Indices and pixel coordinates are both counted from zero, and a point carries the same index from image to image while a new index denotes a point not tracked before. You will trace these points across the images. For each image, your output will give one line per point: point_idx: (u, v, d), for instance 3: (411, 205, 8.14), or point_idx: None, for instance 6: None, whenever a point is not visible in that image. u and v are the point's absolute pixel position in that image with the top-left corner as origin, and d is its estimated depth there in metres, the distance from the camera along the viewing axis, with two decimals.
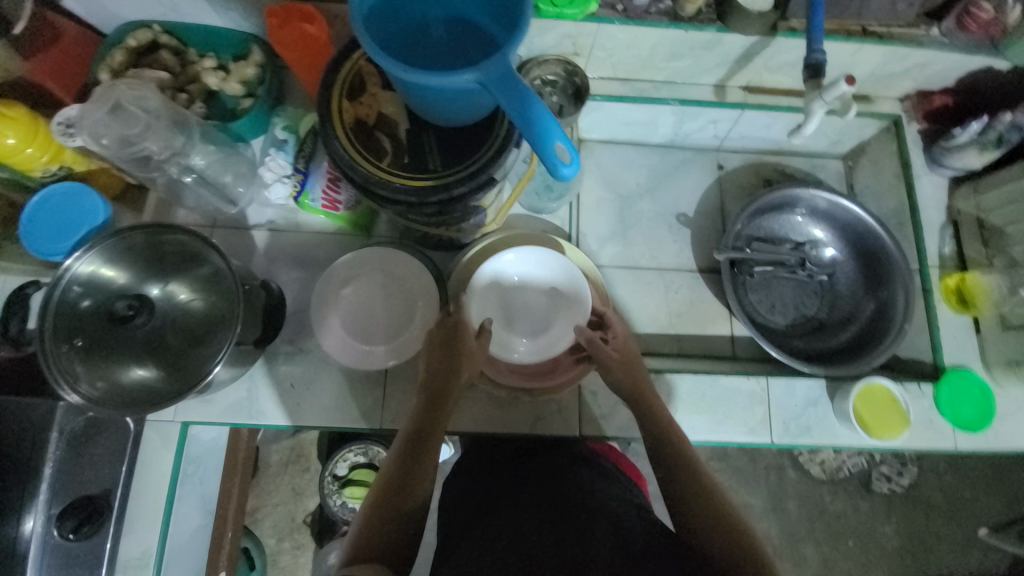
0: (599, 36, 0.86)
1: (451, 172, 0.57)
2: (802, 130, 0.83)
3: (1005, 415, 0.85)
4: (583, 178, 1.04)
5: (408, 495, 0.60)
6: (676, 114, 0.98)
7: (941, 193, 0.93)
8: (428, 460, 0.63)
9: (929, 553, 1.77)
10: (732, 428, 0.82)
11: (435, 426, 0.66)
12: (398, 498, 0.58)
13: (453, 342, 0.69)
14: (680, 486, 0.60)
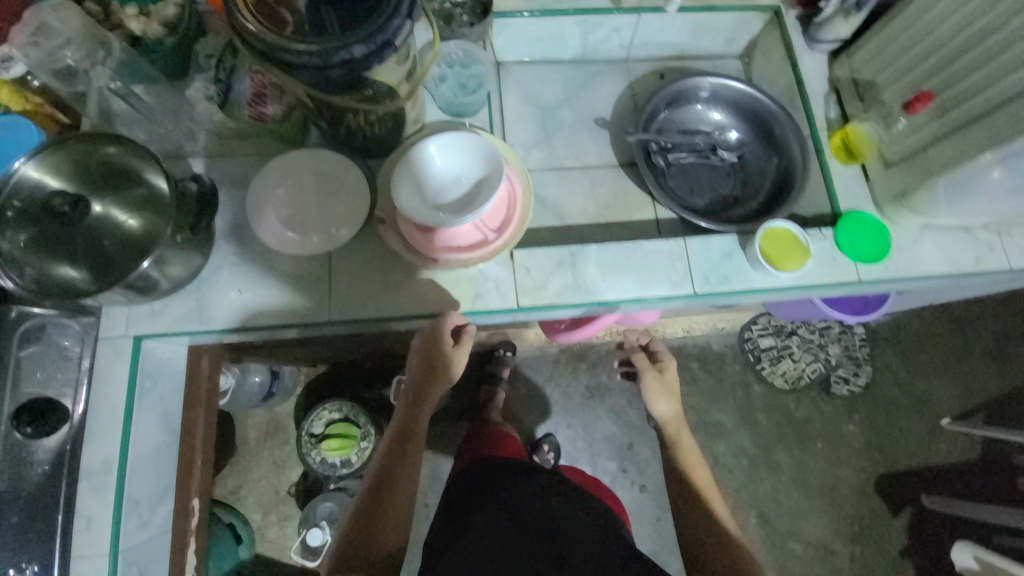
0: None
1: (346, 37, 0.63)
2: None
3: (902, 247, 0.94)
4: (505, 95, 1.12)
5: (392, 511, 0.80)
6: (580, 24, 1.07)
7: (822, 67, 1.03)
8: (399, 491, 0.82)
9: (895, 447, 1.87)
10: (657, 285, 0.90)
11: (400, 467, 0.84)
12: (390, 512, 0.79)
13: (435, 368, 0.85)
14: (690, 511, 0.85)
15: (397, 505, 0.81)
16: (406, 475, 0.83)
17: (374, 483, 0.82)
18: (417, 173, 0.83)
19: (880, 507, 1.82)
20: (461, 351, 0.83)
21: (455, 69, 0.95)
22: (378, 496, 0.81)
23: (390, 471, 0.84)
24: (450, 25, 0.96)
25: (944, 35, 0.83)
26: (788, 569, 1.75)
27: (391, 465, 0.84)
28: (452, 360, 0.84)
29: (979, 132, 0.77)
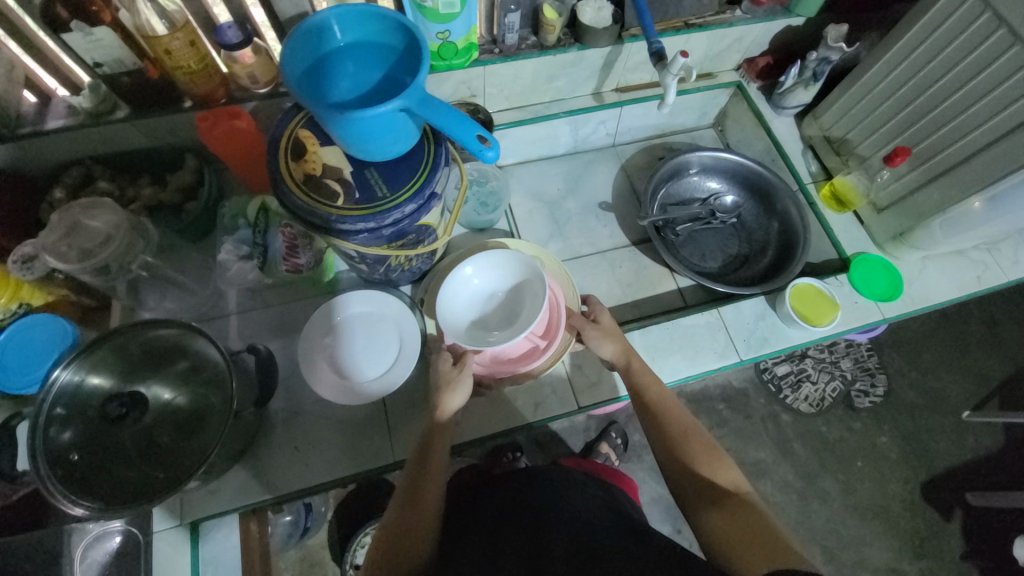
0: (488, 75, 1.02)
1: (395, 197, 0.66)
2: (665, 104, 0.98)
3: (913, 280, 1.00)
4: (511, 196, 1.17)
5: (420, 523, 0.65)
6: (570, 123, 1.16)
7: (792, 128, 1.16)
8: (430, 502, 0.67)
9: (930, 450, 1.89)
10: (705, 358, 0.92)
11: (427, 473, 0.69)
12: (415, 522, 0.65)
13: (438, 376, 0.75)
14: (678, 446, 0.71)
15: (427, 516, 0.66)
16: (437, 487, 0.69)
17: (402, 501, 0.67)
18: (461, 295, 0.85)
19: (935, 516, 1.80)
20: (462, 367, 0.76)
21: (474, 189, 1.03)
22: (404, 501, 0.67)
23: (416, 479, 0.69)
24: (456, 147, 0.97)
25: (908, 93, 0.91)
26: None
27: (419, 476, 0.69)
28: (454, 385, 0.74)
29: (963, 175, 0.85)
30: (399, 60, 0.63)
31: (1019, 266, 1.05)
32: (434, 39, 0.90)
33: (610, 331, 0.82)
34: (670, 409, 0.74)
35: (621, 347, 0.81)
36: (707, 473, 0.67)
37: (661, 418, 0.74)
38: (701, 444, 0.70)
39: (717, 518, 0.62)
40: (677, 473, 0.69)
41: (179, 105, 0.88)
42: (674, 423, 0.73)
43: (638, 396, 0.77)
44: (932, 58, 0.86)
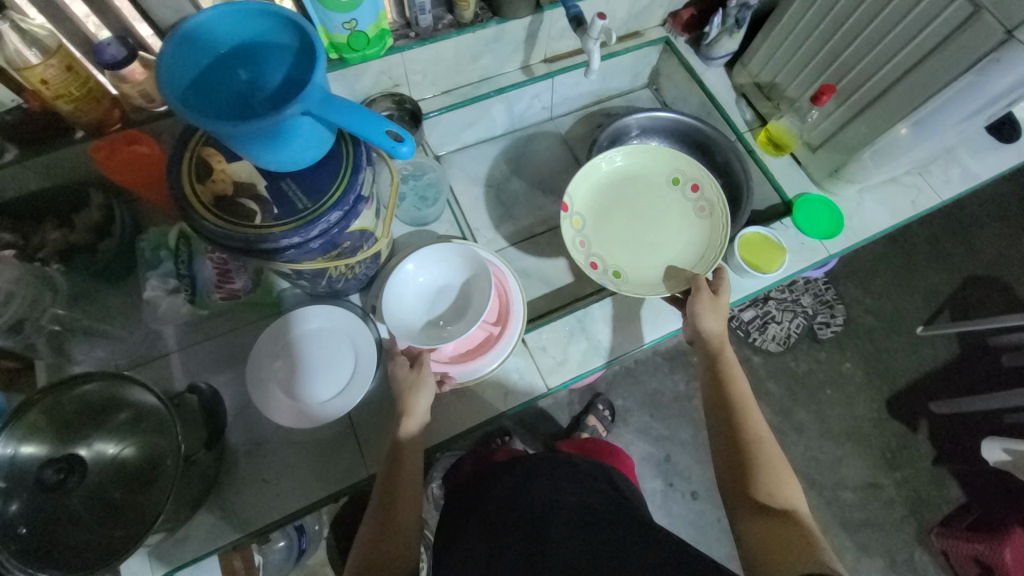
0: (408, 62, 0.97)
1: (319, 206, 0.62)
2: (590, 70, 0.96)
3: (852, 214, 1.03)
4: (454, 185, 1.14)
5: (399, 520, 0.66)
6: (503, 102, 1.12)
7: (723, 78, 1.15)
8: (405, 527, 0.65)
9: (890, 368, 2.00)
10: (664, 320, 0.93)
11: (398, 493, 0.67)
12: (394, 524, 0.65)
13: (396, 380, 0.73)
14: (753, 457, 0.73)
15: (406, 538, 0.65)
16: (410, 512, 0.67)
17: (380, 500, 0.67)
18: (408, 290, 0.83)
19: (901, 428, 1.92)
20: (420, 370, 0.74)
21: (410, 183, 0.99)
22: (377, 532, 0.64)
23: (392, 481, 0.68)
24: None
25: (827, 30, 0.92)
26: (850, 518, 1.81)
27: (392, 475, 0.69)
28: (417, 387, 0.73)
29: (886, 106, 0.86)
30: (291, 58, 0.58)
31: (949, 185, 1.10)
32: (341, 30, 0.85)
33: (719, 310, 0.84)
34: (747, 414, 0.78)
35: (719, 340, 0.85)
36: (763, 488, 0.71)
37: (742, 419, 0.77)
38: (768, 456, 0.73)
39: (758, 524, 0.67)
40: (738, 473, 0.73)
41: (70, 136, 0.80)
42: (750, 428, 0.76)
43: (728, 390, 0.81)
44: None
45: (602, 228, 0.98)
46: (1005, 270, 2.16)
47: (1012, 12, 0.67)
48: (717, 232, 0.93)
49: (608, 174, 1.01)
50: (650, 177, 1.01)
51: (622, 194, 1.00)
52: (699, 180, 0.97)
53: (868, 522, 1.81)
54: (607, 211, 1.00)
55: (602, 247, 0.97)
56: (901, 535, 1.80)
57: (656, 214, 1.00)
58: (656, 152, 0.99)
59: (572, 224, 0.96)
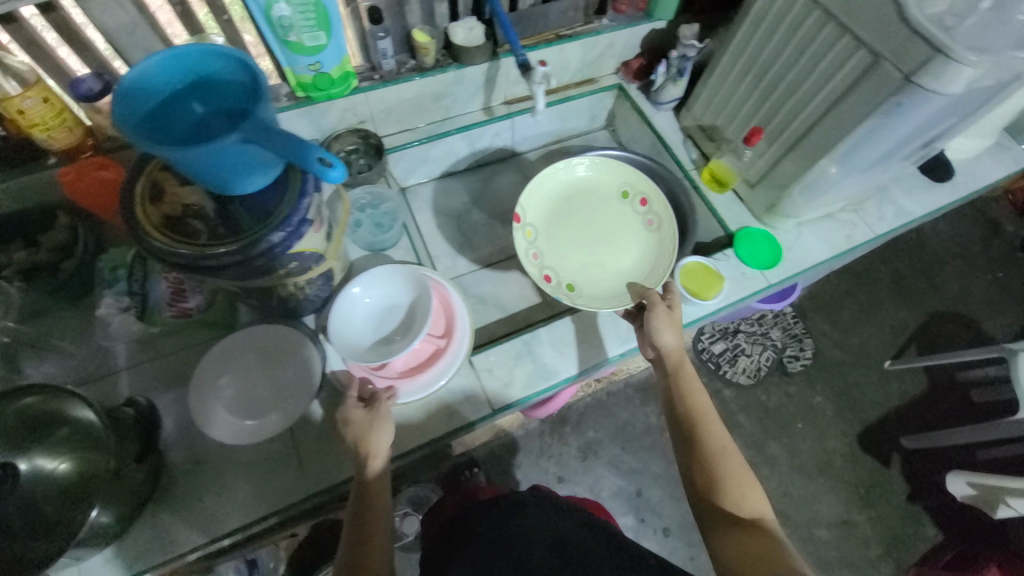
0: (373, 102, 1.04)
1: (260, 228, 0.66)
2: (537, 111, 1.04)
3: (790, 246, 1.09)
4: (418, 215, 1.20)
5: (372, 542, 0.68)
6: (465, 139, 1.20)
7: (671, 121, 1.24)
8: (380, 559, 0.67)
9: (860, 403, 2.01)
10: (610, 344, 0.97)
11: (367, 528, 0.68)
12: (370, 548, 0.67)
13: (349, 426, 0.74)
14: (719, 468, 0.77)
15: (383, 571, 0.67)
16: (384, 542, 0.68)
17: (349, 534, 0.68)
18: (352, 309, 0.85)
19: (874, 464, 1.92)
20: (378, 410, 0.75)
21: (369, 211, 1.05)
22: (352, 566, 0.65)
23: (360, 511, 0.70)
24: (355, 171, 1.06)
25: (754, 79, 1.00)
26: (825, 556, 1.78)
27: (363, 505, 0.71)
28: (374, 428, 0.74)
29: (808, 146, 0.93)
30: (244, 92, 0.63)
31: (883, 221, 1.17)
32: (306, 71, 0.92)
33: (676, 326, 0.86)
34: (705, 425, 0.80)
35: (672, 352, 0.87)
36: (732, 502, 0.74)
37: (706, 431, 0.80)
38: (729, 465, 0.77)
39: (732, 537, 0.71)
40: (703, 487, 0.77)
41: (42, 162, 0.85)
42: (709, 439, 0.79)
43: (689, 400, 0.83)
44: (766, 46, 0.95)
45: (555, 238, 1.09)
46: (969, 308, 2.21)
47: (906, 59, 0.73)
48: (664, 243, 1.03)
49: (561, 190, 1.11)
50: (602, 192, 1.12)
51: (577, 205, 1.12)
52: (646, 195, 1.08)
53: (843, 561, 1.78)
54: (560, 223, 1.10)
55: (554, 257, 1.07)
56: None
57: (607, 225, 1.11)
58: (608, 167, 1.12)
59: (525, 236, 1.05)
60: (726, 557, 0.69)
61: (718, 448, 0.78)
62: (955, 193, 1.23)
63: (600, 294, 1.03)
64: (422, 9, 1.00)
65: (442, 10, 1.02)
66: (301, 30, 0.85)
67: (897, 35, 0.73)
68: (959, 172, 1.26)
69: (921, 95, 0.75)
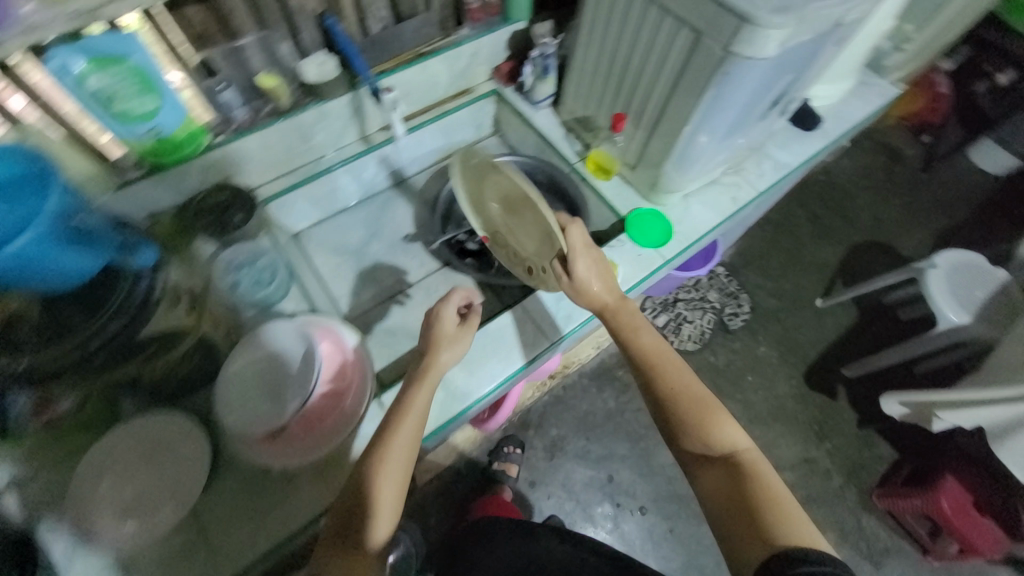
0: (235, 155, 1.00)
1: (95, 319, 0.71)
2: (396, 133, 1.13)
3: (680, 219, 1.12)
4: (316, 258, 1.18)
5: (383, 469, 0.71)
6: (348, 172, 1.17)
7: (552, 117, 1.25)
8: (393, 496, 0.70)
9: (801, 344, 2.09)
10: (519, 352, 0.96)
11: (390, 446, 0.72)
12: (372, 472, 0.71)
13: (428, 337, 0.84)
14: (680, 411, 0.78)
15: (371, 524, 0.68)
16: (395, 470, 0.70)
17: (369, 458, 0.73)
18: (256, 361, 0.85)
19: (824, 400, 1.99)
20: (466, 329, 0.85)
21: (239, 273, 0.94)
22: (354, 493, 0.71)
23: (382, 440, 0.74)
24: (218, 227, 0.95)
25: (608, 66, 1.02)
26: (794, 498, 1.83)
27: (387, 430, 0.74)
28: (455, 340, 0.84)
29: (667, 123, 0.96)
30: (13, 187, 0.67)
31: (763, 177, 1.22)
32: (146, 138, 0.88)
33: (589, 259, 0.87)
34: (659, 374, 0.81)
35: (604, 303, 0.87)
36: (702, 441, 0.76)
37: (659, 374, 0.81)
38: (692, 405, 0.78)
39: (708, 477, 0.74)
40: (674, 433, 0.78)
41: None
42: (665, 385, 0.80)
43: (634, 348, 0.84)
44: (609, 33, 0.97)
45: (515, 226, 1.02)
46: (887, 234, 2.28)
47: (721, 31, 0.75)
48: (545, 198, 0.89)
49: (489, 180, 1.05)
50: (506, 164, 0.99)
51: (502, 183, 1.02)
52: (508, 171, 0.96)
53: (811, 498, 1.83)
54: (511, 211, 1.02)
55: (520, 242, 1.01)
56: (846, 504, 1.81)
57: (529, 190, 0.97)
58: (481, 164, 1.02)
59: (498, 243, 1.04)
60: (707, 494, 0.73)
61: (674, 392, 0.79)
62: (827, 138, 1.29)
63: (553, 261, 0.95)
64: (262, 52, 0.97)
65: (286, 50, 1.00)
66: (126, 97, 0.81)
67: (708, 10, 0.75)
68: (829, 117, 1.32)
69: (743, 63, 0.77)
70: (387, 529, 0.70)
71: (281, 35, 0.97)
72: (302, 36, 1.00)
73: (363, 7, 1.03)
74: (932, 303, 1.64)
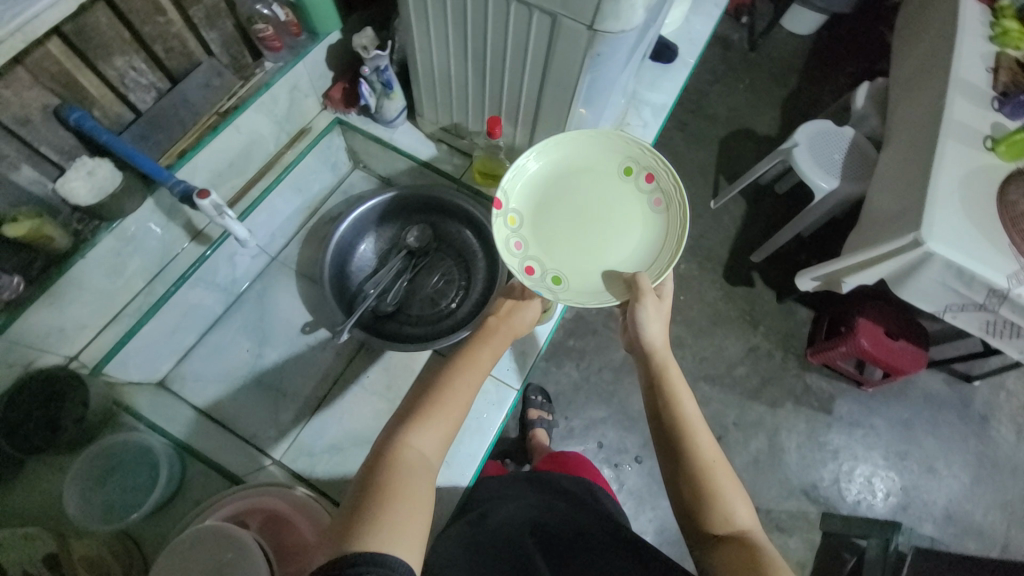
0: (24, 336, 0.73)
1: None
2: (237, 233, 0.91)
3: None
4: (203, 398, 0.97)
5: (445, 404, 0.64)
6: (197, 285, 0.94)
7: (413, 133, 1.09)
8: (456, 418, 0.65)
9: (713, 246, 1.90)
10: (488, 409, 1.00)
11: (451, 393, 0.66)
12: (434, 400, 0.64)
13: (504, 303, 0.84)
14: (693, 466, 0.65)
15: (424, 448, 0.60)
16: (467, 396, 0.67)
17: (421, 400, 0.65)
18: (186, 571, 0.62)
19: (745, 292, 1.82)
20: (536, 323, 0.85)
21: (114, 480, 0.76)
22: (394, 436, 0.60)
23: (435, 388, 0.67)
24: (48, 421, 0.73)
25: (458, 66, 0.87)
26: (747, 389, 1.68)
27: (443, 377, 0.69)
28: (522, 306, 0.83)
29: (549, 116, 0.86)
30: None
31: (648, 128, 1.18)
32: None
33: (660, 315, 0.76)
34: (695, 440, 0.67)
35: (654, 345, 0.76)
36: (714, 517, 0.62)
37: (682, 421, 0.68)
38: (726, 491, 0.63)
39: (720, 554, 0.59)
40: (690, 507, 0.64)
41: None
42: (697, 458, 0.65)
43: (663, 380, 0.73)
44: (446, 31, 0.81)
45: (544, 226, 0.79)
46: (745, 119, 2.14)
47: (581, 11, 0.64)
48: (672, 234, 0.77)
49: (553, 164, 0.80)
50: (596, 170, 0.80)
51: (559, 194, 0.80)
52: (655, 169, 0.78)
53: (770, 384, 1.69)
54: (554, 206, 0.80)
55: (542, 248, 0.79)
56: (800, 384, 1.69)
57: (605, 213, 0.80)
58: (604, 137, 0.79)
59: (506, 224, 0.78)
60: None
61: (709, 470, 0.64)
62: (688, 64, 1.26)
63: (593, 290, 0.77)
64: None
65: (29, 177, 0.71)
66: None
67: None
68: (680, 41, 1.30)
69: (613, 39, 0.68)
70: (433, 467, 0.60)
71: (12, 162, 0.69)
72: (42, 151, 0.71)
73: (113, 82, 0.75)
74: (804, 176, 1.56)
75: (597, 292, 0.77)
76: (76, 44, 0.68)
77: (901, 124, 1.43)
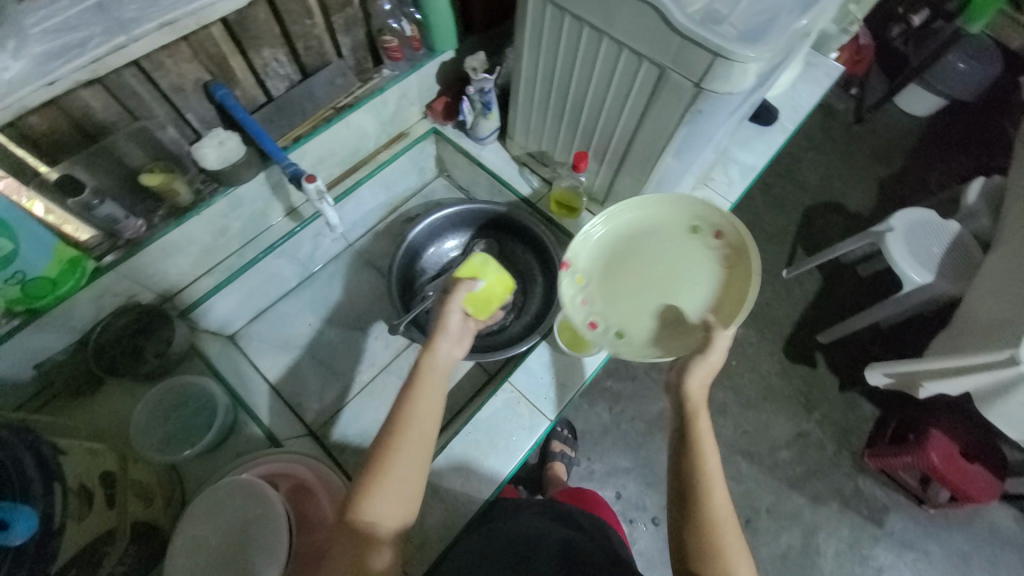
0: (137, 271, 0.83)
1: None
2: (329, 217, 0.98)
3: None
4: (260, 361, 1.05)
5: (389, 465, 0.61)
6: (280, 257, 1.02)
7: (500, 153, 1.13)
8: (418, 469, 0.62)
9: (780, 318, 1.79)
10: (519, 440, 0.91)
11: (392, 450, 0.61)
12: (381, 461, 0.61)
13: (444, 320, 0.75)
14: (698, 517, 0.62)
15: (383, 511, 0.59)
16: (421, 447, 0.63)
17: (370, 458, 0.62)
18: (224, 512, 0.67)
19: (806, 372, 1.70)
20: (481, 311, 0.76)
21: (177, 415, 0.85)
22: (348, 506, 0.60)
23: (378, 443, 0.63)
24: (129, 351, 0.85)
25: (557, 98, 0.91)
26: (790, 476, 1.55)
27: (386, 427, 0.64)
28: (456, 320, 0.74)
29: (637, 160, 0.87)
30: None
31: (733, 185, 1.16)
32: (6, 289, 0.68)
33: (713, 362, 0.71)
34: (708, 494, 0.63)
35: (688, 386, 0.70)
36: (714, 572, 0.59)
37: (700, 470, 0.64)
38: (729, 550, 0.60)
39: None
40: (688, 557, 0.61)
41: None
42: (708, 509, 0.62)
43: (690, 419, 0.68)
44: (553, 65, 0.85)
45: (610, 283, 0.84)
46: (836, 192, 2.04)
47: (690, 68, 0.66)
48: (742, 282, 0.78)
49: (623, 224, 0.87)
50: (664, 227, 0.86)
51: (626, 254, 0.86)
52: (721, 225, 0.82)
53: (816, 481, 1.55)
54: (621, 263, 0.85)
55: (607, 306, 0.84)
56: (852, 486, 1.54)
57: (674, 269, 0.84)
58: (670, 197, 0.84)
59: (574, 283, 0.84)
60: None
61: (717, 529, 0.60)
62: (786, 130, 1.24)
63: (660, 344, 0.80)
64: (142, 146, 0.79)
65: (172, 137, 0.82)
66: None
67: (671, 45, 0.65)
68: (782, 106, 1.28)
69: (717, 98, 0.68)
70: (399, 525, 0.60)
71: (161, 122, 0.79)
72: (187, 117, 0.82)
73: (257, 69, 0.86)
74: (893, 264, 1.46)
75: (664, 345, 0.79)
76: (234, 32, 0.78)
77: (1016, 228, 1.30)
